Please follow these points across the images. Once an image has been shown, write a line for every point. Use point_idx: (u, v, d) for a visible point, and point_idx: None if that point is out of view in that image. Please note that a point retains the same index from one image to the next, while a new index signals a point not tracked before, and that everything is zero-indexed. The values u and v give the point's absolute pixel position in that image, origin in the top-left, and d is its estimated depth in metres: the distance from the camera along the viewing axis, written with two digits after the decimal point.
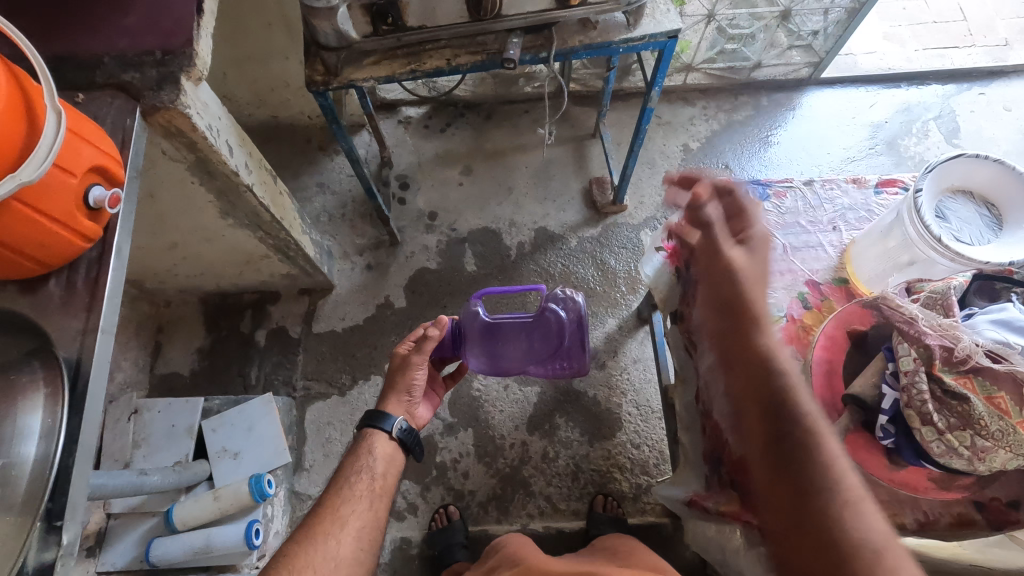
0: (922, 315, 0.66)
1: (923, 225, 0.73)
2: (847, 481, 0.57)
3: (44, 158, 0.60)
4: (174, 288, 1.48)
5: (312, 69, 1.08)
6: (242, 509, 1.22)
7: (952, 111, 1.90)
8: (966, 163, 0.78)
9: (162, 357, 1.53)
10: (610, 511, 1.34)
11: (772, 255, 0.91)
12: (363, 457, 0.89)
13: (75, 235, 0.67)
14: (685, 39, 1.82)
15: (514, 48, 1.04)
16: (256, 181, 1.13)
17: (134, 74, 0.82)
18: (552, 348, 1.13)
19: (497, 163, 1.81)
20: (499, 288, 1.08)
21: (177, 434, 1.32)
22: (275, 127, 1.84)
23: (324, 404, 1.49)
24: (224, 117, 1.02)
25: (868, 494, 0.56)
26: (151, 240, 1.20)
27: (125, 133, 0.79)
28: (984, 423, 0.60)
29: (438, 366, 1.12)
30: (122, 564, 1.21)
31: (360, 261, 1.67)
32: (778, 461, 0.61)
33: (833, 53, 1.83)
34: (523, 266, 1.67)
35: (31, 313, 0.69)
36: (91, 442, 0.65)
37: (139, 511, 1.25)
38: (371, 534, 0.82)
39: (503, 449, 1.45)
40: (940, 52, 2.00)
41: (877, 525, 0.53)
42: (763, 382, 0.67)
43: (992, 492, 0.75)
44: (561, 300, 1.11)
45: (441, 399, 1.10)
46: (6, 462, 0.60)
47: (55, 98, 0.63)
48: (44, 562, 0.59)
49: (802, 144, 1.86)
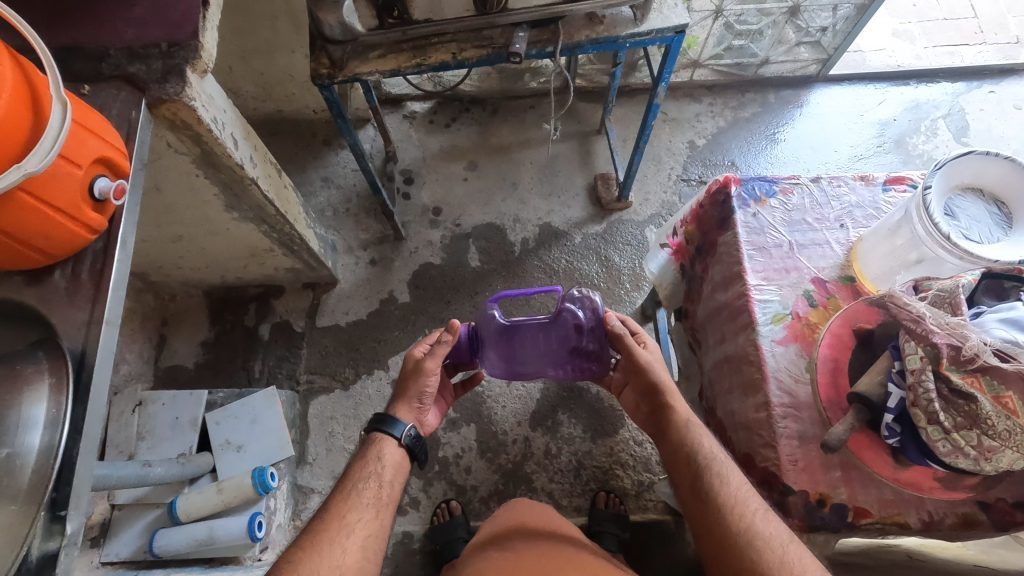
0: (929, 313, 0.64)
1: (931, 224, 0.73)
2: (754, 507, 0.75)
3: (50, 149, 0.60)
4: (178, 281, 1.49)
5: (318, 62, 1.08)
6: (245, 501, 1.23)
7: (962, 109, 1.88)
8: (977, 161, 0.77)
9: (167, 350, 1.54)
10: (613, 508, 1.34)
11: (778, 252, 0.90)
12: (371, 463, 0.87)
13: (80, 226, 0.67)
14: (693, 35, 1.79)
15: (519, 42, 1.04)
16: (260, 174, 1.13)
17: (140, 66, 0.83)
18: (570, 351, 1.05)
19: (502, 158, 1.81)
20: (516, 290, 1.01)
21: (180, 427, 1.33)
22: (280, 121, 1.84)
23: (327, 398, 1.49)
24: (229, 110, 1.02)
25: (768, 511, 0.75)
26: (156, 232, 1.20)
27: (130, 124, 0.79)
28: (991, 423, 0.59)
29: (449, 372, 1.10)
30: (125, 555, 1.22)
31: (364, 256, 1.67)
32: (708, 520, 0.77)
33: (841, 50, 1.81)
34: (527, 262, 1.66)
35: (37, 304, 0.69)
36: (96, 433, 0.66)
37: (144, 502, 1.26)
38: (377, 544, 0.79)
39: (506, 444, 1.45)
40: (950, 49, 1.98)
41: (775, 529, 0.72)
42: (682, 448, 0.85)
43: (998, 493, 0.75)
44: (577, 300, 1.04)
45: (450, 405, 1.08)
46: (9, 452, 0.59)
47: (61, 90, 0.63)
48: (48, 550, 0.60)
49: (808, 142, 1.85)
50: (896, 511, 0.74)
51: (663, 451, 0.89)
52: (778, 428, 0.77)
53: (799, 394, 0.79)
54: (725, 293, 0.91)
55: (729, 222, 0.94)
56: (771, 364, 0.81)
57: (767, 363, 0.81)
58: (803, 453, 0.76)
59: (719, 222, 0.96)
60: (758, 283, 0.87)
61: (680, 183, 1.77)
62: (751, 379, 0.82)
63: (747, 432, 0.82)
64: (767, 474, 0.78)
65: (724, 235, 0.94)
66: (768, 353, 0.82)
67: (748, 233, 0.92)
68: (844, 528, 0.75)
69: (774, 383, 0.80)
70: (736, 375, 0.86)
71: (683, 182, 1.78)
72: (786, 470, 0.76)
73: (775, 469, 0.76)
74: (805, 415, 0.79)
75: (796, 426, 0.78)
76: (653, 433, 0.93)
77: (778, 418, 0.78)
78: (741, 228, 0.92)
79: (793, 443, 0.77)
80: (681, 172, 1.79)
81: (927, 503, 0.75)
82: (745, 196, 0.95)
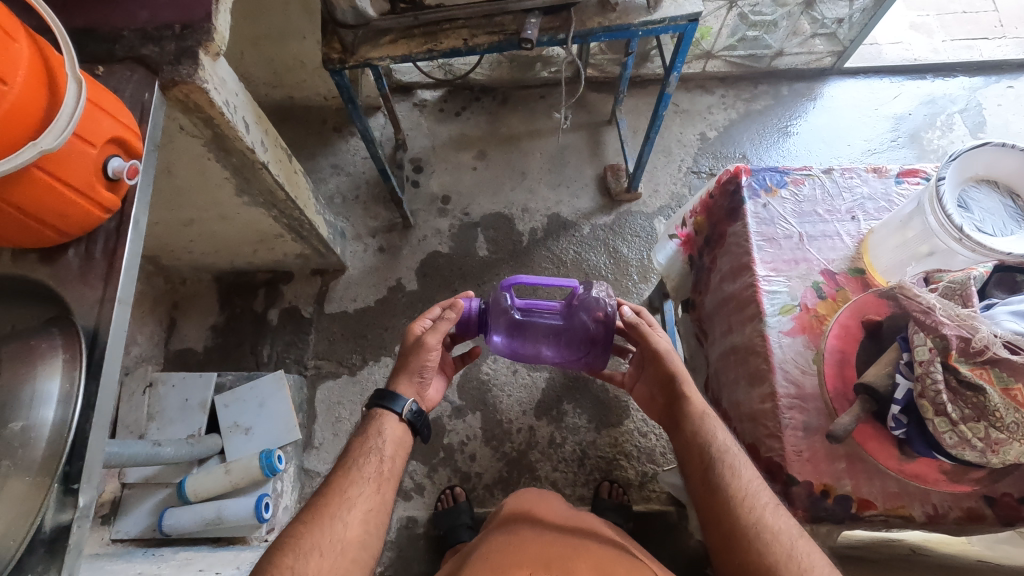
0: (940, 305, 0.63)
1: (944, 215, 0.72)
2: (764, 502, 0.73)
3: (64, 127, 0.60)
4: (189, 265, 1.50)
5: (329, 47, 1.08)
6: (252, 483, 1.25)
7: (979, 105, 1.85)
8: (993, 152, 0.76)
9: (177, 333, 1.55)
10: (616, 498, 1.35)
11: (787, 243, 0.90)
12: (371, 438, 0.87)
13: (94, 205, 0.68)
14: (706, 25, 1.77)
15: (532, 28, 1.03)
16: (271, 159, 1.13)
17: (153, 48, 0.83)
18: (574, 346, 1.08)
19: (511, 148, 1.81)
20: (538, 281, 0.99)
21: (189, 408, 1.34)
22: (291, 108, 1.84)
23: (335, 383, 1.51)
24: (241, 94, 1.02)
25: (778, 506, 0.73)
26: (167, 215, 1.21)
27: (144, 106, 0.80)
28: (999, 415, 0.58)
29: (449, 346, 1.10)
30: (135, 533, 1.24)
31: (372, 243, 1.67)
32: (716, 513, 0.76)
33: (857, 42, 1.79)
34: (535, 252, 1.66)
35: (51, 282, 0.70)
36: (108, 409, 0.67)
37: (153, 481, 1.28)
38: (378, 518, 0.80)
39: (511, 433, 1.46)
40: (969, 43, 1.95)
41: (785, 524, 0.71)
42: (695, 439, 0.82)
43: (1004, 487, 0.74)
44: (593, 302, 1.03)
45: (451, 379, 1.08)
46: (24, 424, 0.61)
47: (76, 68, 0.63)
48: (61, 522, 0.61)
49: (821, 136, 1.83)
50: (900, 503, 0.74)
51: (674, 441, 0.86)
52: (783, 419, 0.77)
53: (805, 386, 0.79)
54: (733, 284, 0.91)
55: (739, 213, 0.93)
56: (778, 354, 0.81)
57: (773, 354, 0.81)
58: (807, 444, 0.76)
59: (729, 213, 0.95)
60: (766, 274, 0.87)
61: (690, 175, 1.76)
62: (757, 370, 0.82)
63: (752, 423, 0.82)
64: (771, 465, 0.78)
65: (734, 226, 0.94)
66: (775, 343, 0.82)
67: (758, 224, 0.91)
68: (848, 519, 0.75)
69: (781, 373, 0.80)
70: (742, 366, 0.86)
71: (693, 174, 1.77)
72: (790, 461, 0.76)
73: (779, 459, 0.76)
74: (811, 407, 0.78)
75: (802, 417, 0.78)
76: (667, 423, 0.90)
77: (783, 408, 0.78)
78: (751, 219, 0.92)
79: (798, 434, 0.77)
80: (691, 164, 1.78)
81: (933, 496, 0.74)
82: (755, 186, 0.94)
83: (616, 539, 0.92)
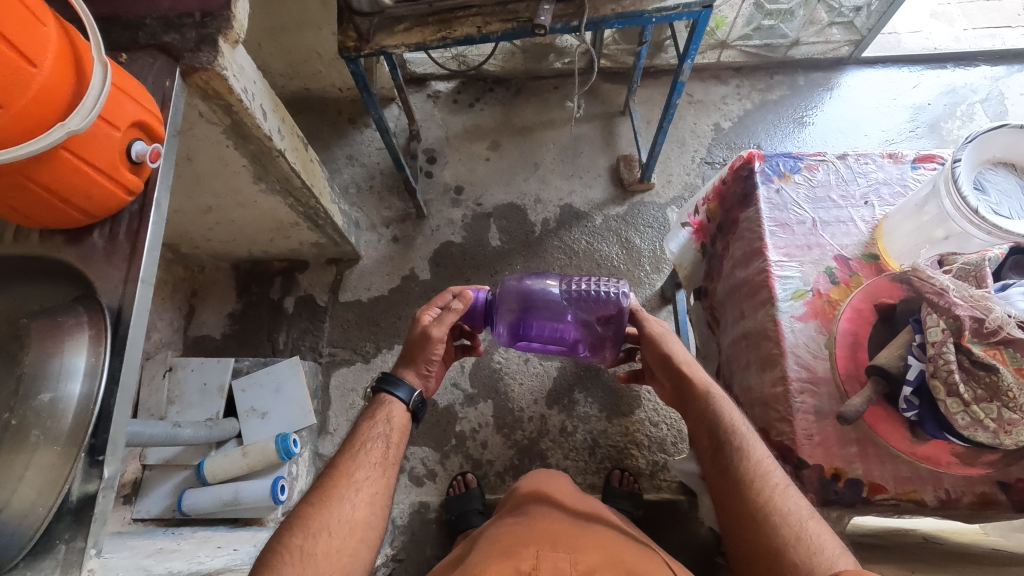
0: (952, 286, 0.64)
1: (959, 197, 0.72)
2: (774, 482, 0.73)
3: (92, 109, 0.63)
4: (207, 253, 1.53)
5: (345, 35, 1.09)
6: (269, 465, 1.27)
7: (1001, 94, 1.82)
8: (1010, 134, 0.75)
9: (196, 319, 1.58)
10: (627, 486, 1.36)
11: (801, 229, 0.89)
12: (379, 423, 0.88)
13: (118, 187, 0.70)
14: (721, 15, 1.76)
15: (545, 15, 1.03)
16: (287, 146, 1.15)
17: (175, 35, 0.85)
18: (596, 300, 1.00)
19: (524, 138, 1.81)
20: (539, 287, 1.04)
21: (208, 393, 1.37)
22: (307, 99, 1.87)
23: (348, 370, 1.53)
24: (258, 82, 1.04)
25: (788, 487, 0.73)
26: (187, 202, 1.24)
27: (165, 92, 0.81)
28: (1012, 395, 0.58)
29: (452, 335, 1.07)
30: (155, 513, 1.27)
31: (386, 233, 1.69)
32: (726, 494, 0.76)
33: (875, 31, 1.76)
34: (547, 242, 1.67)
35: (76, 261, 0.72)
36: (131, 386, 0.68)
37: (172, 463, 1.31)
38: (382, 501, 0.81)
39: (523, 421, 1.47)
40: (991, 31, 1.91)
41: (794, 505, 0.71)
42: (703, 421, 0.83)
43: (1017, 472, 0.73)
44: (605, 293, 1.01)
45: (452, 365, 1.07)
46: (53, 396, 0.63)
47: (101, 52, 0.65)
48: (87, 492, 0.63)
49: (837, 126, 1.81)
50: (911, 488, 0.74)
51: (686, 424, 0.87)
52: (795, 403, 0.78)
53: (817, 370, 0.79)
54: (745, 270, 0.91)
55: (752, 199, 0.93)
56: (789, 339, 0.81)
57: (785, 338, 0.81)
58: (819, 428, 0.76)
59: (742, 199, 0.95)
60: (779, 260, 0.87)
61: (703, 165, 1.76)
62: (769, 354, 0.82)
63: (763, 408, 0.82)
64: (782, 448, 0.78)
65: (746, 212, 0.94)
66: (786, 328, 0.82)
67: (771, 210, 0.91)
68: (859, 503, 0.74)
69: (792, 358, 0.80)
70: (753, 351, 0.86)
71: (707, 165, 1.76)
72: (801, 444, 0.76)
73: (790, 443, 0.77)
74: (822, 391, 0.78)
75: (813, 401, 0.78)
76: (677, 407, 0.90)
77: (794, 393, 0.78)
78: (764, 205, 0.91)
79: (809, 418, 0.77)
80: (706, 154, 1.77)
81: (945, 481, 0.74)
82: (769, 172, 0.94)
83: (626, 527, 0.93)
